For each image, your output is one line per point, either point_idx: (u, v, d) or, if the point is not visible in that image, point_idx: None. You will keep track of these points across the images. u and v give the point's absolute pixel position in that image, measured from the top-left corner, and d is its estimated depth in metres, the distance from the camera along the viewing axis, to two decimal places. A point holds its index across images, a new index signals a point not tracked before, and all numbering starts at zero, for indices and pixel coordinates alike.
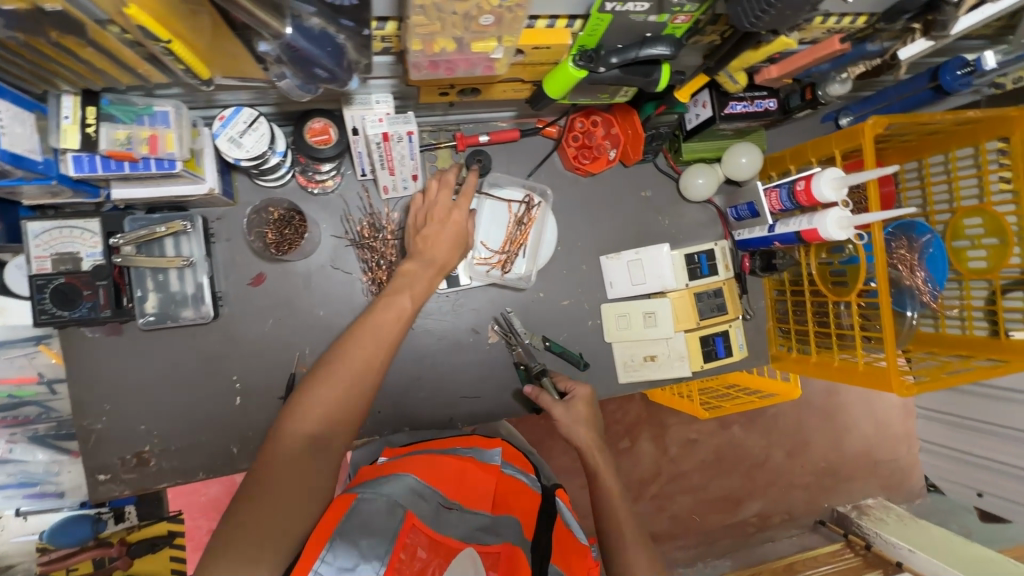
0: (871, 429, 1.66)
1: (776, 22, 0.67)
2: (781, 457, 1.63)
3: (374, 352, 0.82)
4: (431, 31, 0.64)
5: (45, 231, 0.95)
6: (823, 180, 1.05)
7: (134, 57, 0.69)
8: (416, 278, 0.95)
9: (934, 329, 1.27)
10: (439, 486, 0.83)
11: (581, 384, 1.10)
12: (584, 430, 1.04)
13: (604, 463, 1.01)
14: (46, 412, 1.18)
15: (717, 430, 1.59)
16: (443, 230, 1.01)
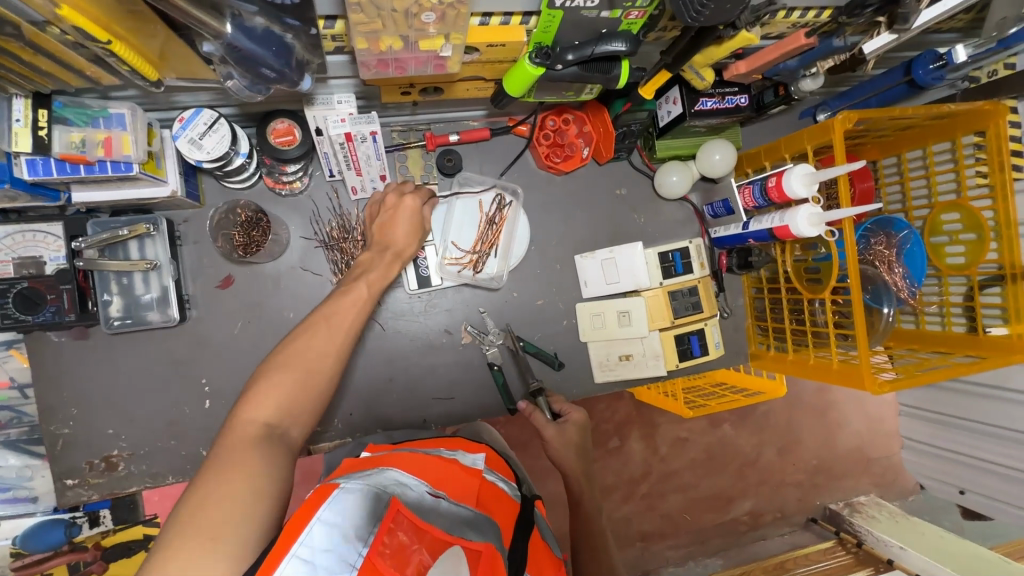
0: (864, 426, 1.63)
1: (718, 16, 0.66)
2: (772, 454, 1.60)
3: (331, 340, 0.79)
4: (374, 30, 0.63)
5: (8, 235, 0.96)
6: (794, 176, 1.03)
7: (80, 59, 0.68)
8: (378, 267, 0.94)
9: (914, 325, 1.26)
10: (426, 478, 0.74)
11: (576, 409, 1.10)
12: (569, 453, 1.05)
13: (587, 487, 1.03)
14: (18, 417, 1.17)
15: (708, 428, 1.57)
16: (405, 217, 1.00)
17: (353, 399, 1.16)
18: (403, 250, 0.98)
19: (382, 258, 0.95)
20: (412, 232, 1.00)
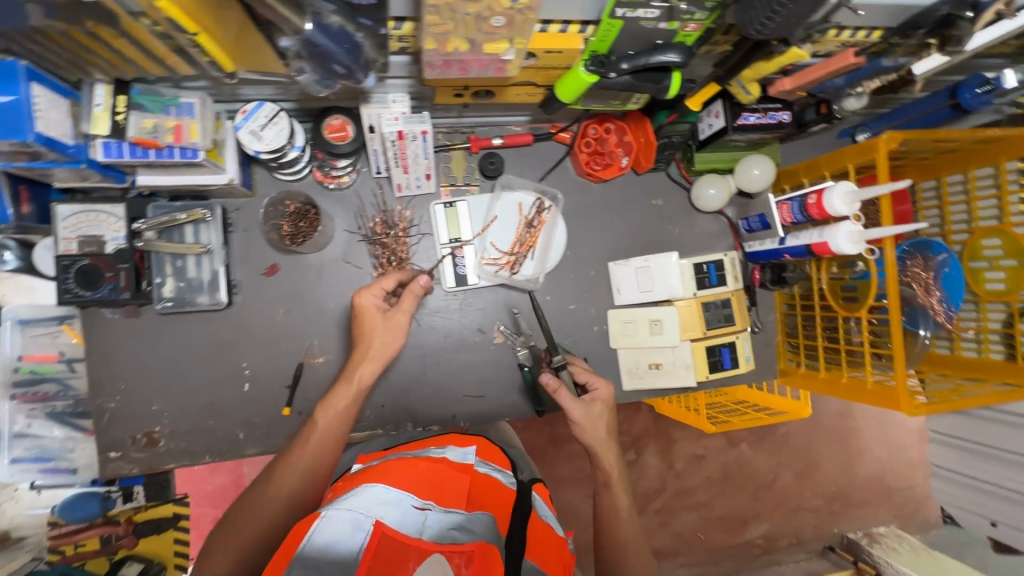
0: (882, 454, 1.71)
1: (782, 29, 0.68)
2: (788, 478, 1.67)
3: (289, 476, 0.85)
4: (445, 31, 0.66)
5: (73, 214, 1.00)
6: (835, 194, 1.04)
7: (164, 49, 0.72)
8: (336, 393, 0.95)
9: (949, 351, 1.24)
10: (415, 489, 0.79)
11: (603, 382, 1.08)
12: (599, 425, 1.04)
13: (615, 462, 1.02)
14: (65, 390, 1.23)
15: (724, 447, 1.64)
16: (371, 318, 1.00)
17: (384, 392, 1.18)
18: (366, 367, 0.98)
19: (346, 379, 0.96)
20: (382, 335, 1.00)
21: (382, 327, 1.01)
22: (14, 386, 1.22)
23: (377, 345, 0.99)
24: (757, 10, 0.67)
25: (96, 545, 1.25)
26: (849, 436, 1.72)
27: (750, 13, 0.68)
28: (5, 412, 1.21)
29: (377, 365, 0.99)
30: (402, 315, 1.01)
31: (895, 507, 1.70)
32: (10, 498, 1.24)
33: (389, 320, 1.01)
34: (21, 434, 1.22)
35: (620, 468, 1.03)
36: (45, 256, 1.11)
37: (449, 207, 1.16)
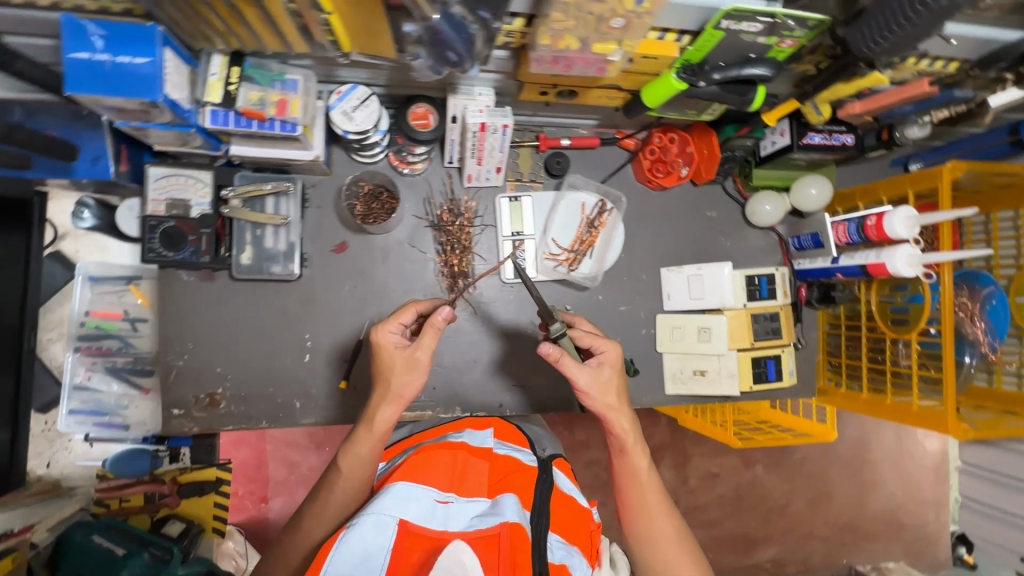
0: (898, 490, 1.78)
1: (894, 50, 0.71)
2: (801, 504, 1.76)
3: (317, 527, 0.94)
4: (564, 28, 0.70)
5: (163, 176, 1.05)
6: (896, 218, 1.07)
7: (289, 25, 0.77)
8: (356, 440, 0.94)
9: (988, 384, 1.24)
10: (437, 482, 0.90)
11: (609, 344, 0.94)
12: (616, 389, 0.93)
13: (630, 426, 0.95)
14: (125, 347, 1.27)
15: (739, 468, 1.73)
16: (385, 356, 0.92)
17: (435, 375, 1.21)
18: (383, 412, 0.93)
19: (365, 426, 0.93)
20: (397, 376, 0.92)
21: (402, 364, 0.92)
22: (79, 338, 1.26)
23: (393, 388, 0.92)
24: (872, 28, 0.69)
25: (140, 502, 1.28)
26: (864, 468, 1.79)
27: (863, 31, 0.71)
28: (68, 364, 1.25)
29: (397, 408, 0.93)
30: (422, 354, 0.91)
31: (905, 544, 1.77)
32: (62, 448, 1.28)
33: (404, 358, 0.91)
34: (80, 386, 1.26)
35: (633, 427, 0.96)
36: (127, 217, 1.15)
37: (513, 201, 1.21)
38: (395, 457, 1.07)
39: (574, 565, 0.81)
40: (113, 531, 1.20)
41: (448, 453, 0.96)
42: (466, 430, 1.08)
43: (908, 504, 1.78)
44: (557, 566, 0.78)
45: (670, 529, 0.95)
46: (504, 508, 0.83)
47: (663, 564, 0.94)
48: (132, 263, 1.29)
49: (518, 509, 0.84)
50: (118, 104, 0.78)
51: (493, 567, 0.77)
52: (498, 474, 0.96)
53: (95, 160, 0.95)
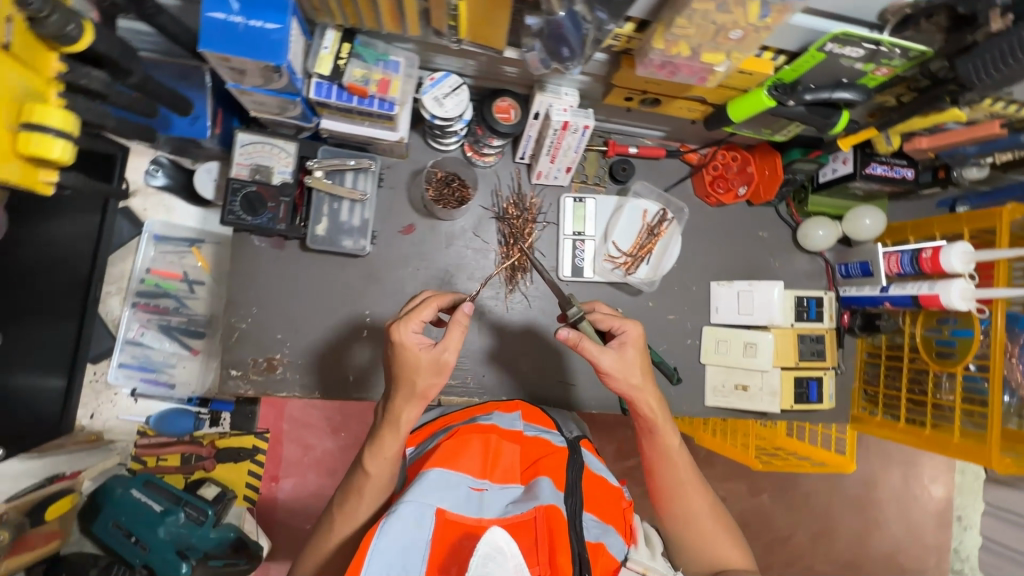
0: (901, 532, 1.80)
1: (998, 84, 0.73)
2: (805, 537, 1.77)
3: (348, 524, 0.90)
4: (683, 34, 0.74)
5: (250, 142, 1.06)
6: (953, 253, 1.10)
7: (414, 9, 0.81)
8: (382, 441, 0.88)
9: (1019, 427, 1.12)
10: (469, 467, 0.83)
11: (628, 323, 0.95)
12: (641, 366, 0.94)
13: (656, 407, 0.96)
14: (181, 307, 1.30)
15: (746, 495, 1.75)
16: (408, 360, 0.85)
17: (483, 364, 1.23)
18: (406, 412, 0.86)
19: (389, 426, 0.87)
20: (422, 378, 0.85)
21: (429, 365, 0.85)
22: (137, 295, 1.29)
23: (418, 388, 0.85)
24: (986, 61, 0.71)
25: (176, 462, 1.30)
26: (870, 506, 1.82)
27: (973, 63, 0.73)
28: (125, 318, 1.27)
29: (420, 404, 0.87)
30: (449, 355, 0.85)
31: None
32: (107, 401, 1.28)
33: (429, 361, 0.84)
34: (133, 342, 1.28)
35: (660, 404, 0.97)
36: (205, 179, 1.19)
37: (578, 202, 1.24)
38: (426, 442, 0.96)
39: (610, 544, 0.81)
40: (152, 487, 1.22)
41: (479, 436, 0.88)
42: (494, 412, 0.99)
43: (909, 546, 1.81)
44: (593, 545, 0.79)
45: (704, 503, 0.98)
46: (539, 491, 0.79)
47: (702, 538, 0.97)
48: (196, 226, 1.31)
49: (553, 492, 0.80)
50: (240, 65, 0.81)
51: (532, 552, 0.74)
52: (529, 458, 0.90)
53: (194, 119, 0.98)
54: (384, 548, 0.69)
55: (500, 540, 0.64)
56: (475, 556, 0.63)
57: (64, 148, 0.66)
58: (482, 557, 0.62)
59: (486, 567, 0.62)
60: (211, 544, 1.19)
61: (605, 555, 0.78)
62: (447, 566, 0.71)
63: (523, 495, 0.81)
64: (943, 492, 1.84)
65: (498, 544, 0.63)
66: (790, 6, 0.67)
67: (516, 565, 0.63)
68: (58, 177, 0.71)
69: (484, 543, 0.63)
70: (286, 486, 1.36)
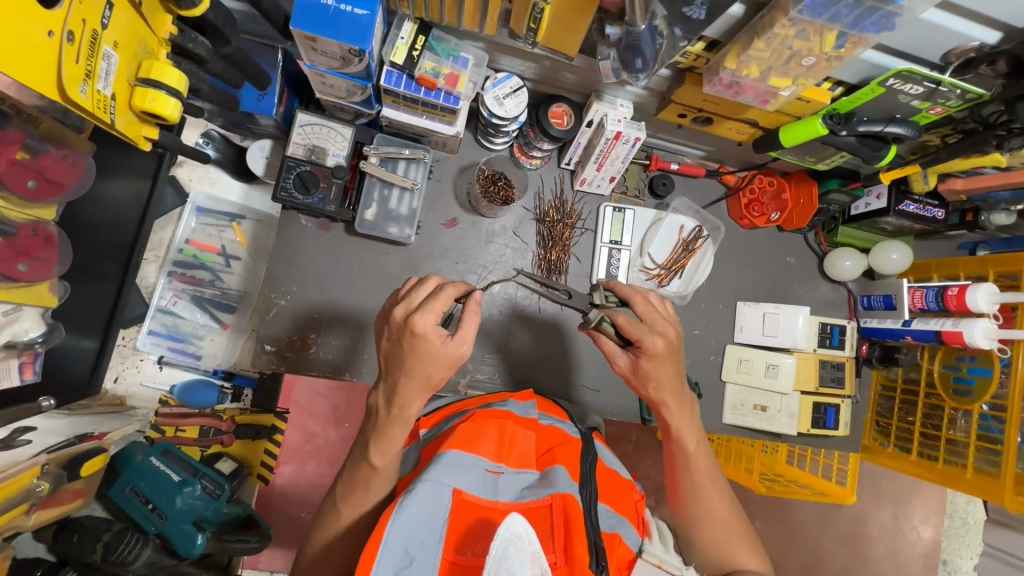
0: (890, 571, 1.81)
1: None
2: (795, 566, 1.78)
3: (355, 514, 0.81)
4: (757, 56, 0.77)
5: (309, 124, 1.08)
6: (979, 293, 1.13)
7: (497, 9, 0.84)
8: (388, 434, 0.77)
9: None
10: (487, 451, 0.83)
11: (649, 336, 0.84)
12: (663, 375, 0.87)
13: (678, 414, 0.91)
14: (215, 280, 1.33)
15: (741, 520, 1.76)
16: (425, 353, 0.73)
17: (510, 363, 1.23)
18: (415, 405, 0.76)
19: (395, 422, 0.77)
20: (436, 372, 0.74)
21: (445, 360, 0.74)
22: (174, 264, 1.31)
23: (430, 379, 0.75)
24: None
25: (194, 434, 1.31)
26: (861, 542, 1.84)
27: None
28: (159, 286, 1.29)
29: (426, 395, 0.77)
30: (466, 346, 0.75)
31: None
32: (133, 366, 1.30)
33: (445, 355, 0.74)
34: (164, 310, 1.30)
35: (683, 410, 0.92)
36: (257, 156, 1.21)
37: (617, 211, 1.26)
38: (441, 425, 0.95)
39: (626, 534, 0.82)
40: (171, 456, 1.23)
41: (496, 421, 0.88)
42: (510, 400, 0.99)
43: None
44: (610, 535, 0.79)
45: (721, 506, 0.94)
46: (555, 479, 0.79)
47: (718, 543, 0.93)
48: (238, 201, 1.34)
49: (569, 481, 0.79)
50: (325, 47, 0.84)
51: (548, 538, 0.73)
52: (544, 445, 0.90)
53: (262, 95, 1.04)
54: (403, 523, 0.68)
55: (519, 527, 0.61)
56: (495, 541, 0.60)
57: (174, 107, 0.76)
58: (501, 542, 0.60)
59: (506, 553, 0.60)
60: (223, 518, 1.20)
61: (621, 545, 0.79)
62: (463, 546, 0.70)
63: (538, 481, 0.81)
64: (932, 534, 1.86)
65: (517, 531, 0.61)
66: (866, 39, 0.70)
67: (535, 551, 0.61)
68: (157, 135, 0.80)
69: (503, 527, 0.61)
70: (285, 472, 1.39)
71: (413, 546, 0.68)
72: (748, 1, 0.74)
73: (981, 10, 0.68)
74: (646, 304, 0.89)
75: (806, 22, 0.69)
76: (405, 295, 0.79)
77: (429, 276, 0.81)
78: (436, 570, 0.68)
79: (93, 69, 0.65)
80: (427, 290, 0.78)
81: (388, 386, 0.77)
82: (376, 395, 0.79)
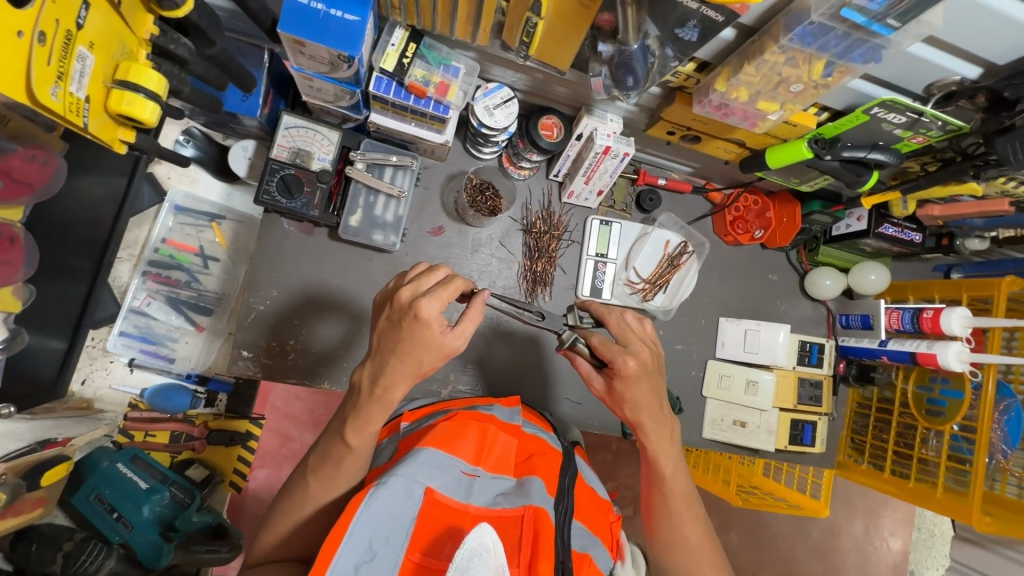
0: None
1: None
2: None
3: (327, 492, 0.79)
4: (747, 80, 0.78)
5: (294, 126, 1.06)
6: (953, 316, 1.15)
7: (491, 21, 0.84)
8: (366, 416, 0.75)
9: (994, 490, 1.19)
10: (466, 455, 0.82)
11: (620, 355, 0.83)
12: (638, 397, 0.85)
13: (655, 436, 0.89)
14: (192, 282, 1.29)
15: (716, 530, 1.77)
16: (422, 339, 0.71)
17: (493, 373, 1.22)
18: (400, 392, 0.74)
19: (376, 404, 0.74)
20: (428, 360, 0.73)
21: (435, 348, 0.72)
22: (149, 264, 1.27)
23: (418, 366, 0.73)
24: None
25: (164, 440, 1.27)
26: (831, 555, 1.87)
27: (1012, 144, 0.77)
28: (132, 286, 1.25)
29: (411, 381, 0.75)
30: (460, 342, 0.73)
31: None
32: (102, 368, 1.26)
33: (440, 345, 0.72)
34: (137, 311, 1.26)
35: (661, 433, 0.89)
36: (239, 157, 1.18)
37: (604, 225, 1.26)
38: (422, 420, 0.94)
39: (596, 556, 0.80)
40: (138, 464, 1.20)
41: (478, 424, 0.87)
42: (495, 405, 0.98)
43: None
44: (580, 555, 0.76)
45: (695, 534, 0.93)
46: (530, 490, 0.78)
47: (688, 564, 0.93)
48: (218, 202, 1.31)
49: (544, 495, 0.78)
50: (313, 51, 0.82)
51: (515, 551, 0.70)
52: (524, 452, 0.89)
53: (246, 97, 1.01)
54: (370, 516, 0.67)
55: (487, 538, 0.61)
56: (460, 549, 0.60)
57: (152, 110, 0.73)
58: (467, 551, 0.59)
59: (470, 562, 0.59)
60: (192, 527, 1.17)
61: (590, 566, 0.76)
62: (429, 549, 0.68)
63: (512, 489, 0.80)
64: (901, 545, 1.90)
65: (484, 541, 0.60)
66: (853, 69, 0.71)
67: (499, 564, 0.60)
68: (133, 138, 0.78)
69: (472, 536, 0.60)
70: (259, 476, 1.36)
71: (377, 541, 0.66)
72: (740, 26, 0.75)
73: (964, 46, 0.70)
74: (621, 324, 0.89)
75: (795, 50, 0.70)
76: (414, 277, 0.77)
77: (440, 265, 0.80)
78: (398, 569, 0.65)
79: (66, 72, 0.63)
80: (437, 277, 0.77)
81: (375, 365, 0.75)
82: (360, 371, 0.77)
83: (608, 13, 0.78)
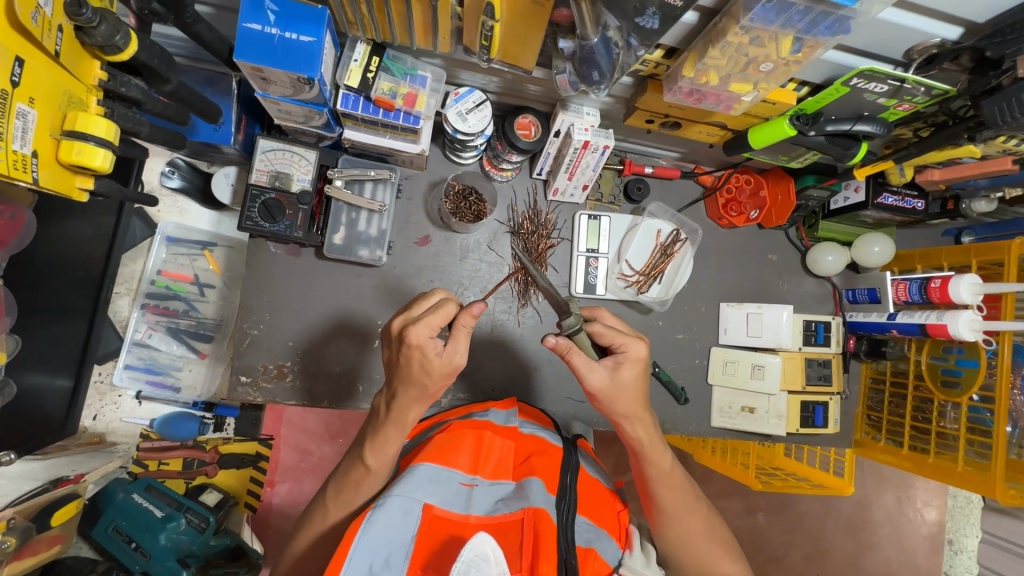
0: (894, 554, 1.81)
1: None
2: (799, 557, 1.77)
3: (335, 513, 0.81)
4: (714, 65, 0.76)
5: (271, 149, 1.05)
6: (961, 283, 1.10)
7: (448, 30, 0.83)
8: (385, 435, 0.77)
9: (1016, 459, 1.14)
10: (463, 466, 0.80)
11: (636, 340, 0.81)
12: (633, 389, 0.81)
13: (645, 434, 0.86)
14: (189, 310, 1.33)
15: (742, 512, 1.75)
16: (419, 362, 0.72)
17: (492, 379, 1.21)
18: (414, 413, 0.76)
19: (391, 423, 0.76)
20: (432, 382, 0.73)
21: (437, 373, 0.73)
22: (147, 296, 1.31)
23: (429, 391, 0.74)
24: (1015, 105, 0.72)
25: (178, 467, 1.33)
26: (864, 530, 1.83)
27: (999, 105, 0.74)
28: (132, 320, 1.30)
29: (424, 404, 0.76)
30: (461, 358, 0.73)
31: None
32: (111, 403, 1.31)
33: (441, 366, 0.72)
34: (139, 343, 1.30)
35: (650, 430, 0.87)
36: (222, 183, 1.22)
37: (592, 219, 1.25)
38: (421, 434, 0.93)
39: (602, 549, 0.78)
40: (153, 492, 1.25)
41: (472, 432, 0.85)
42: (491, 410, 0.96)
43: (900, 568, 1.81)
44: (584, 550, 0.74)
45: (701, 521, 0.92)
46: (530, 492, 0.75)
47: (696, 554, 0.92)
48: (208, 229, 1.34)
49: (545, 495, 0.75)
50: (273, 76, 0.82)
51: (515, 555, 0.69)
52: (522, 454, 0.86)
53: (218, 126, 1.03)
54: (370, 539, 0.67)
55: (486, 547, 0.59)
56: (458, 560, 0.58)
57: (104, 157, 0.74)
58: (465, 562, 0.58)
59: (469, 573, 0.57)
60: (211, 551, 1.21)
61: (595, 560, 0.74)
62: (429, 563, 0.67)
63: (512, 493, 0.78)
64: (935, 515, 1.85)
65: (483, 551, 0.59)
66: (822, 43, 0.68)
67: (501, 571, 0.59)
68: (94, 184, 0.79)
69: (468, 548, 0.59)
70: (281, 491, 1.39)
71: (378, 563, 0.66)
72: (700, 9, 0.73)
73: (937, 6, 0.66)
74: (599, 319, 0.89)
75: (758, 29, 0.68)
76: (408, 307, 0.80)
77: (435, 291, 0.82)
78: None
79: (6, 131, 0.63)
80: (427, 303, 0.79)
81: (388, 393, 0.77)
82: (379, 396, 0.80)
83: (564, 8, 0.76)
